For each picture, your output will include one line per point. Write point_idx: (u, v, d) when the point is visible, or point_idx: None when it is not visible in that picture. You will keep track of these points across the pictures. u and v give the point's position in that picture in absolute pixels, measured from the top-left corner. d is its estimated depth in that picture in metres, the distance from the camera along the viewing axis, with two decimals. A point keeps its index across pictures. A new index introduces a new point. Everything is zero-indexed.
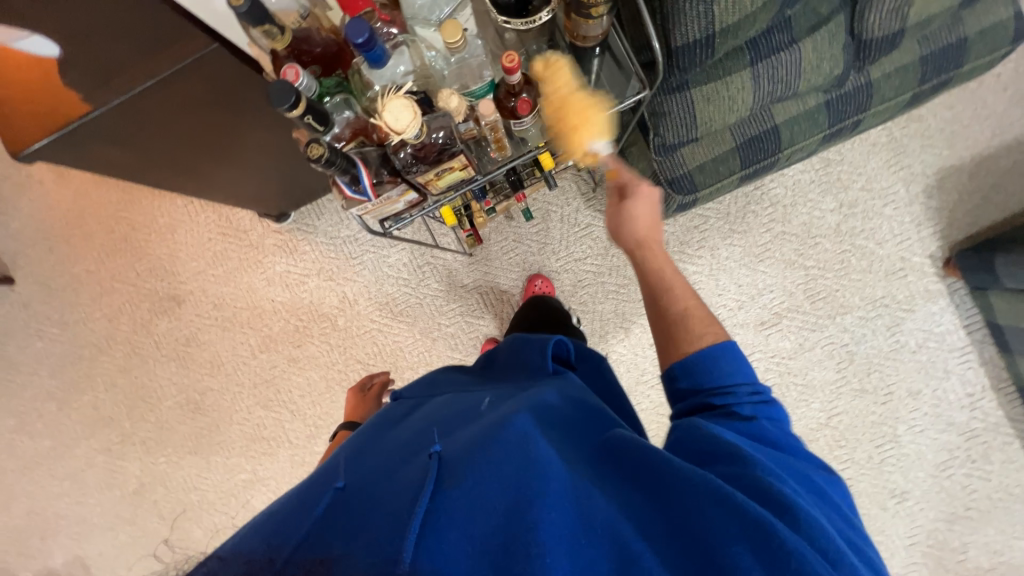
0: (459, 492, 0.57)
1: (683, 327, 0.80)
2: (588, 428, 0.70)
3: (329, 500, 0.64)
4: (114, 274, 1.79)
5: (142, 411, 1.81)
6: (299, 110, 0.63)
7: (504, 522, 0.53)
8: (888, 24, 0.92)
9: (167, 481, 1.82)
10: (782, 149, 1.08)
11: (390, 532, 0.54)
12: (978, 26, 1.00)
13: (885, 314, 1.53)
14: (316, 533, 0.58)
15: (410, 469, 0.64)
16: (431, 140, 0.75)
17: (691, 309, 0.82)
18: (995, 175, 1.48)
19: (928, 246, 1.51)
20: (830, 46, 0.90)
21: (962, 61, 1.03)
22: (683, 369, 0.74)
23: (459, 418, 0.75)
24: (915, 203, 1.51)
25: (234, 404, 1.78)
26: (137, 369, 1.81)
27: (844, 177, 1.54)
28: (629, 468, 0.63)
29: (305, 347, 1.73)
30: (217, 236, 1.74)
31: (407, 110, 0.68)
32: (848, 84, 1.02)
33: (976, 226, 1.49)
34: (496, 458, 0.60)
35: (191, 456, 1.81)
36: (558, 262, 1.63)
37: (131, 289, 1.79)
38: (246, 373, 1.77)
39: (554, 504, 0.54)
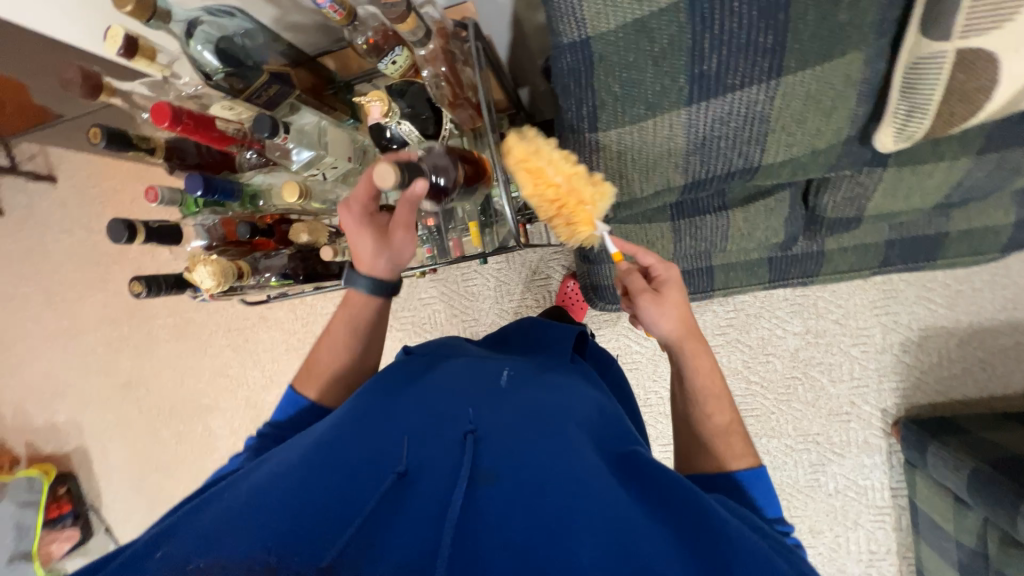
0: (497, 491, 0.46)
1: (711, 440, 0.64)
2: (614, 430, 0.56)
3: (309, 467, 0.49)
4: (16, 185, 1.67)
5: (47, 324, 1.73)
6: (139, 239, 0.61)
7: (541, 547, 0.42)
8: (845, 211, 0.81)
9: (61, 399, 1.75)
10: (716, 288, 1.03)
11: (414, 532, 0.43)
12: (964, 226, 0.89)
13: (812, 451, 1.33)
14: (309, 519, 0.45)
15: (424, 444, 0.50)
16: (260, 278, 0.69)
17: (731, 425, 0.64)
18: (985, 351, 1.21)
19: (883, 399, 1.27)
20: (764, 220, 0.83)
21: (937, 255, 0.94)
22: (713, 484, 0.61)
23: (473, 378, 0.59)
24: (887, 351, 1.25)
25: (121, 351, 1.69)
26: (30, 290, 1.70)
27: (819, 304, 1.28)
28: (665, 491, 0.47)
29: (189, 314, 1.61)
30: (101, 176, 1.56)
31: (213, 279, 0.62)
32: (797, 249, 0.95)
33: (944, 396, 1.24)
34: (538, 464, 0.48)
35: (92, 380, 1.72)
36: (504, 308, 1.31)
37: (29, 207, 1.66)
38: (137, 325, 1.66)
39: (593, 528, 0.43)
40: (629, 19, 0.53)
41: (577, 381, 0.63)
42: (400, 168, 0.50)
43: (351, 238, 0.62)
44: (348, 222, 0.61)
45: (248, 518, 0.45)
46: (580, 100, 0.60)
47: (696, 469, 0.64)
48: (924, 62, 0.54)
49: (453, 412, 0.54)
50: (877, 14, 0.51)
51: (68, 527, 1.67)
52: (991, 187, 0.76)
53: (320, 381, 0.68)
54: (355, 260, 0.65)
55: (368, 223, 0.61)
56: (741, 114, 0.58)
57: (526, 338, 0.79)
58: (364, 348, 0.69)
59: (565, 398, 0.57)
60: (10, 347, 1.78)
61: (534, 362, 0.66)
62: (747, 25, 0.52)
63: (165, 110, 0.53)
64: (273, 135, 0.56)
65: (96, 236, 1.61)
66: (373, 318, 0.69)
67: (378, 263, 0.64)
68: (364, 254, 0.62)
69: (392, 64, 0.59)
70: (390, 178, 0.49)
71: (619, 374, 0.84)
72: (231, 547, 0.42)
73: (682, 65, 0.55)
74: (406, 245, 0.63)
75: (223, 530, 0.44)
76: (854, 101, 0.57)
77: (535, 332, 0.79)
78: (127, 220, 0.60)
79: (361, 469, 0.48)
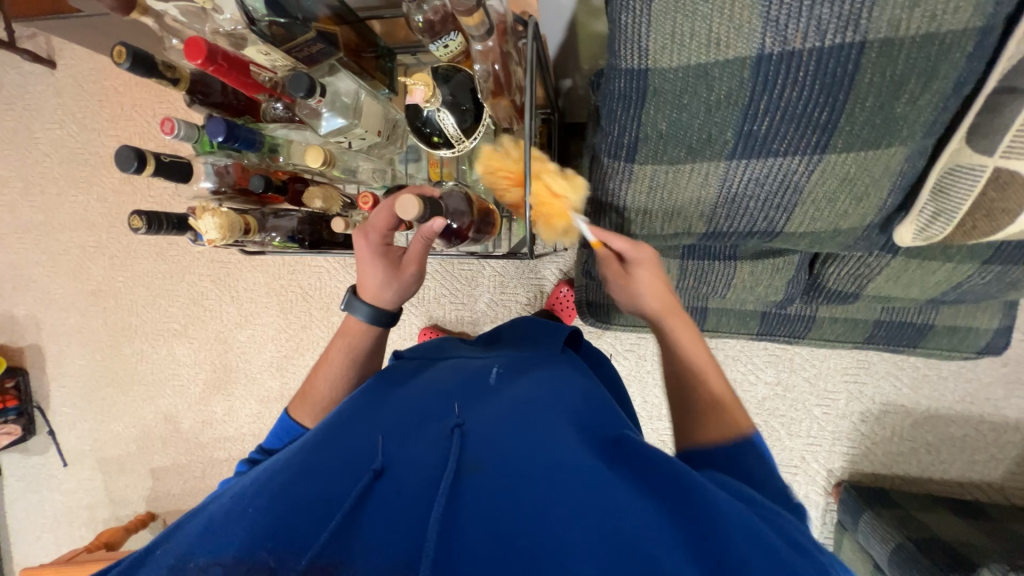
0: (483, 482, 0.46)
1: (707, 413, 0.59)
2: (599, 416, 0.54)
3: (298, 466, 0.48)
4: (10, 60, 1.55)
5: (12, 211, 1.63)
6: (147, 172, 0.58)
7: (528, 540, 0.41)
8: (844, 285, 0.84)
9: (20, 291, 1.68)
10: (705, 327, 1.05)
11: (400, 526, 0.43)
12: (950, 321, 0.92)
13: None
14: (295, 516, 0.44)
15: (409, 442, 0.50)
16: (263, 238, 0.68)
17: (722, 399, 0.60)
18: (936, 437, 1.26)
19: (832, 461, 1.32)
20: (770, 277, 0.84)
21: (917, 342, 0.97)
22: (705, 459, 0.57)
23: (463, 379, 0.59)
24: (846, 418, 1.30)
25: (90, 258, 1.62)
26: (5, 173, 1.61)
27: (795, 360, 1.31)
28: (647, 476, 0.47)
29: (172, 236, 1.55)
30: (106, 73, 1.48)
31: (218, 231, 0.60)
32: (790, 309, 0.97)
33: (888, 469, 1.30)
34: (518, 454, 0.48)
35: (54, 280, 1.65)
36: (492, 300, 1.30)
37: (21, 87, 1.55)
38: (113, 234, 1.59)
39: (580, 518, 0.43)
40: (692, 62, 0.52)
41: (564, 369, 0.62)
42: (424, 203, 0.53)
43: (362, 265, 0.64)
44: (363, 250, 0.63)
45: (236, 517, 0.44)
46: (623, 129, 0.59)
47: (692, 444, 0.59)
48: (963, 170, 0.55)
49: (439, 409, 0.54)
50: (930, 116, 0.51)
51: (10, 422, 1.62)
52: (985, 294, 0.78)
53: (315, 409, 0.66)
54: (360, 288, 0.66)
55: (382, 255, 0.64)
56: (779, 179, 0.58)
57: (517, 336, 0.74)
58: (359, 380, 0.68)
59: (545, 388, 0.56)
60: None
61: (526, 355, 0.65)
62: (807, 97, 0.52)
63: (200, 47, 0.51)
64: (308, 96, 0.54)
65: (88, 134, 1.53)
66: (374, 347, 0.69)
67: (384, 293, 0.65)
68: (372, 283, 0.64)
69: (444, 48, 0.58)
70: (411, 211, 0.52)
71: (612, 372, 0.80)
72: (221, 549, 0.42)
73: (733, 119, 0.55)
74: (413, 281, 0.65)
75: (217, 529, 0.44)
76: (886, 191, 0.58)
77: (529, 330, 0.75)
78: (135, 150, 0.57)
79: (350, 463, 0.48)
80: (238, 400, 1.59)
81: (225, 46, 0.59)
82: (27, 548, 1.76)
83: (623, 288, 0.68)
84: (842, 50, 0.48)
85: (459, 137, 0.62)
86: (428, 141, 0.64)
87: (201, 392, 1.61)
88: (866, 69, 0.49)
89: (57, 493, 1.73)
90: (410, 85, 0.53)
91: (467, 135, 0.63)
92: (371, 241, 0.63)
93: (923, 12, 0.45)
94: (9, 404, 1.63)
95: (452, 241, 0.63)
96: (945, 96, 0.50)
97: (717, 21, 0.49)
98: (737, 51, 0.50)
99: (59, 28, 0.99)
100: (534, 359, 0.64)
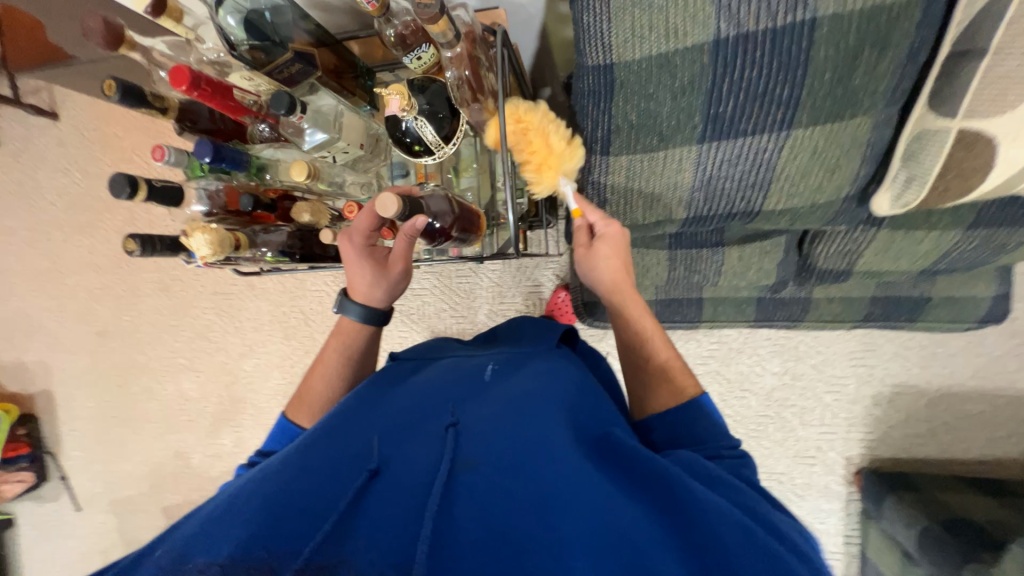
0: (478, 478, 0.45)
1: (659, 381, 0.62)
2: (593, 409, 0.54)
3: (297, 468, 0.48)
4: (13, 115, 1.61)
5: (20, 260, 1.67)
6: (140, 196, 0.61)
7: (523, 534, 0.41)
8: (835, 263, 0.84)
9: (29, 337, 1.71)
10: (703, 318, 1.05)
11: (395, 525, 0.43)
12: (946, 292, 0.92)
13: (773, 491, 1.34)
14: (293, 517, 0.44)
15: (405, 443, 0.50)
16: (254, 254, 0.69)
17: (673, 364, 0.63)
18: (952, 415, 1.24)
19: (849, 448, 1.29)
20: (758, 261, 0.85)
21: (917, 317, 0.97)
22: (663, 422, 0.59)
23: (458, 378, 0.59)
24: (859, 403, 1.27)
25: (96, 299, 1.65)
26: (13, 223, 1.65)
27: (800, 347, 1.29)
28: (644, 474, 0.46)
29: (174, 271, 1.57)
30: (106, 120, 1.53)
31: (209, 247, 0.61)
32: (785, 293, 0.97)
33: (907, 452, 1.27)
34: (514, 450, 0.47)
35: (62, 323, 1.68)
36: (491, 309, 1.30)
37: (25, 140, 1.60)
38: (117, 274, 1.62)
39: (575, 514, 0.42)
40: (653, 53, 0.54)
41: (558, 362, 0.62)
42: (404, 201, 0.55)
43: (350, 267, 0.66)
44: (349, 253, 0.65)
45: (234, 518, 0.44)
46: (597, 123, 0.61)
47: (650, 412, 0.61)
48: (929, 134, 0.56)
49: (437, 408, 0.54)
50: (890, 84, 0.52)
51: (23, 469, 1.62)
52: (977, 261, 0.78)
53: (314, 409, 0.67)
54: (351, 289, 0.68)
55: (368, 256, 0.66)
56: (749, 159, 0.60)
57: (512, 334, 0.75)
58: (356, 380, 0.70)
59: (541, 383, 0.56)
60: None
61: (519, 351, 0.65)
62: (766, 75, 0.53)
63: (184, 74, 0.53)
64: (289, 113, 0.56)
65: (91, 180, 1.58)
66: (371, 346, 0.72)
67: (374, 293, 0.67)
68: (362, 283, 0.67)
69: (418, 60, 0.61)
70: (392, 208, 0.53)
71: (608, 371, 0.79)
72: (217, 549, 0.42)
73: (698, 104, 0.57)
74: (401, 278, 0.67)
75: (212, 530, 0.44)
76: (858, 162, 0.59)
77: (524, 328, 0.75)
78: (128, 176, 0.60)
79: (345, 466, 0.48)
80: (246, 430, 1.59)
81: (210, 74, 0.63)
82: None
83: (584, 262, 0.67)
84: (793, 30, 0.50)
85: (439, 144, 0.65)
86: (410, 150, 0.66)
87: (209, 425, 1.62)
88: (819, 47, 0.51)
89: (71, 539, 1.72)
90: (384, 95, 0.55)
91: (447, 141, 0.65)
92: (353, 247, 0.65)
93: None
94: (21, 451, 1.64)
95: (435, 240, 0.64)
96: (901, 64, 0.51)
97: (672, 12, 0.51)
98: (694, 38, 0.52)
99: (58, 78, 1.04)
100: (529, 354, 0.64)
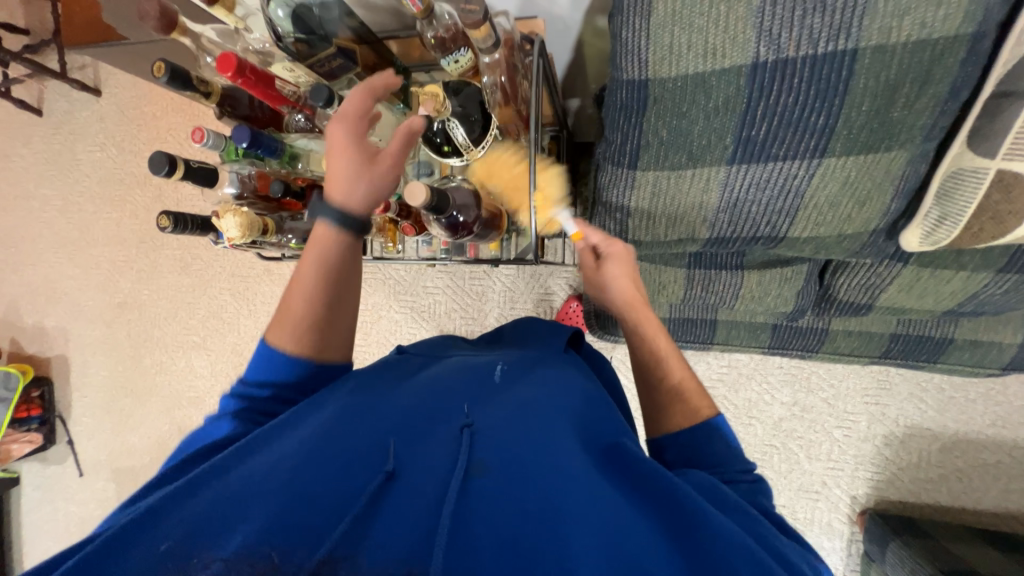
0: (492, 483, 0.44)
1: (673, 401, 0.61)
2: (601, 420, 0.53)
3: (306, 456, 0.47)
4: (57, 89, 1.67)
5: (50, 228, 1.72)
6: (177, 175, 0.63)
7: (536, 544, 0.40)
8: (856, 296, 0.83)
9: (51, 302, 1.76)
10: (715, 340, 1.04)
11: (406, 525, 0.42)
12: (970, 335, 0.90)
13: None
14: (303, 508, 0.43)
15: (417, 441, 0.49)
16: (279, 238, 0.72)
17: (685, 383, 0.62)
18: (967, 463, 1.20)
19: (855, 486, 1.25)
20: (777, 288, 0.83)
21: (937, 358, 0.94)
22: (674, 442, 0.58)
23: (467, 379, 0.58)
24: (870, 441, 1.24)
25: (119, 272, 1.69)
26: (48, 192, 1.71)
27: (812, 379, 1.27)
28: (655, 492, 0.45)
29: (195, 250, 1.61)
30: (145, 100, 1.58)
31: (238, 230, 0.63)
32: (802, 322, 0.96)
33: (916, 497, 1.23)
34: (527, 457, 0.46)
35: (83, 291, 1.73)
36: (501, 312, 1.30)
37: (67, 113, 1.66)
38: (142, 249, 1.66)
39: (587, 528, 0.41)
40: (690, 71, 0.54)
41: (566, 371, 0.61)
42: (431, 191, 0.55)
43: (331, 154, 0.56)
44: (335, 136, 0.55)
45: (243, 508, 0.43)
46: (626, 135, 0.61)
47: (661, 431, 0.61)
48: (968, 172, 0.55)
49: (448, 408, 0.53)
50: (929, 120, 0.52)
51: (32, 430, 1.68)
52: (1004, 306, 0.76)
53: (292, 328, 0.58)
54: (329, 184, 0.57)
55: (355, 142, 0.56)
56: (779, 184, 0.59)
57: (521, 335, 0.75)
58: (336, 301, 0.59)
59: (552, 390, 0.56)
60: (13, 244, 1.77)
61: (528, 355, 0.65)
62: (803, 103, 0.53)
63: (231, 61, 0.55)
64: (327, 106, 0.58)
65: (125, 157, 1.63)
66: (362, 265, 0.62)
67: (352, 189, 0.56)
68: (339, 173, 0.55)
69: (455, 63, 0.62)
70: (420, 197, 0.54)
71: (612, 375, 0.77)
72: (224, 544, 0.41)
73: (731, 125, 0.56)
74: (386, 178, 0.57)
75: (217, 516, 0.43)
76: (889, 196, 0.58)
77: (535, 329, 0.75)
78: (168, 155, 0.62)
79: (353, 458, 0.47)
80: None
81: (253, 62, 0.65)
82: (38, 560, 1.77)
83: (596, 282, 0.71)
84: (835, 58, 0.50)
85: (468, 147, 0.66)
86: (439, 150, 0.67)
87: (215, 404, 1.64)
88: (859, 77, 0.50)
89: (71, 503, 1.76)
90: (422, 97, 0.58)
91: (477, 145, 0.67)
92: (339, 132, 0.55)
93: (914, 19, 0.47)
94: (33, 412, 1.68)
95: (457, 236, 0.64)
96: (942, 101, 0.51)
97: (713, 33, 0.52)
98: (733, 60, 0.53)
99: (106, 57, 1.07)
100: (537, 358, 0.63)
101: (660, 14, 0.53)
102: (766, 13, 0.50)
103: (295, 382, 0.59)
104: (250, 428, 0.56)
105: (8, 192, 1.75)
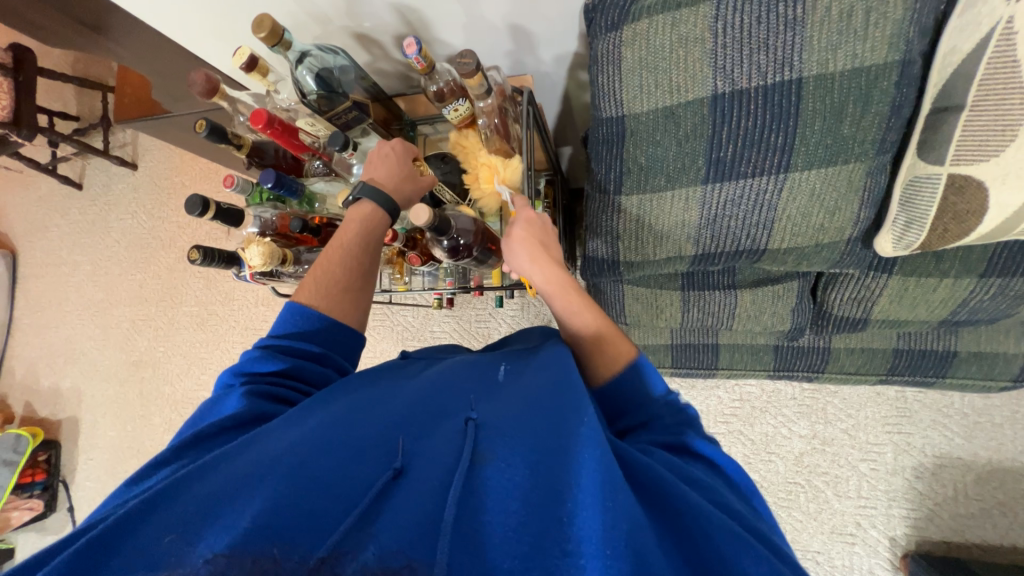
0: (496, 472, 0.42)
1: (595, 354, 0.61)
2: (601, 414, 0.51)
3: (309, 448, 0.45)
4: (96, 165, 1.84)
5: (77, 290, 1.82)
6: (208, 214, 0.70)
7: (543, 533, 0.38)
8: (850, 310, 0.84)
9: (69, 363, 1.81)
10: (720, 366, 1.05)
11: (409, 518, 0.39)
12: (974, 348, 0.90)
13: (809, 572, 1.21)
14: (307, 500, 0.41)
15: (423, 435, 0.47)
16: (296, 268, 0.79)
17: (603, 335, 0.62)
18: (1007, 494, 1.13)
19: (892, 526, 1.17)
20: (771, 305, 0.86)
21: (945, 372, 0.94)
22: (603, 391, 0.58)
23: (473, 375, 0.56)
24: (899, 475, 1.18)
25: (137, 330, 1.76)
26: (78, 258, 1.83)
27: (829, 409, 1.23)
28: (649, 488, 0.43)
29: (212, 306, 1.67)
30: (176, 171, 1.74)
31: (260, 258, 0.70)
32: (803, 342, 0.97)
33: (960, 535, 1.14)
34: (530, 445, 0.44)
35: (102, 349, 1.79)
36: None
37: (105, 186, 1.82)
38: (161, 307, 1.74)
39: (592, 505, 0.39)
40: (660, 105, 0.62)
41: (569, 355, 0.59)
42: (433, 212, 0.61)
43: (388, 160, 0.69)
44: (398, 149, 0.69)
45: (246, 491, 0.42)
46: (610, 166, 0.69)
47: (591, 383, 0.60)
48: (922, 180, 0.60)
49: (454, 406, 0.51)
50: (878, 134, 0.58)
51: (34, 496, 1.66)
52: (997, 313, 0.77)
53: (319, 283, 0.64)
54: (378, 180, 0.68)
55: (410, 157, 0.70)
56: (753, 199, 0.65)
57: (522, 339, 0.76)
58: (363, 266, 0.66)
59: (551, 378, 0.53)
60: (41, 308, 1.86)
61: (530, 354, 0.63)
62: (762, 124, 0.60)
63: (262, 115, 0.63)
64: (343, 149, 0.65)
65: (154, 222, 1.76)
66: (384, 235, 0.69)
67: (404, 187, 0.69)
68: (395, 177, 0.68)
69: (455, 111, 0.70)
70: (424, 218, 0.60)
71: None
72: (215, 538, 0.39)
73: (702, 149, 0.63)
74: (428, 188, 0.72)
75: (213, 509, 0.41)
76: (857, 206, 0.63)
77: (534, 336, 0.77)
78: (202, 197, 0.69)
79: (354, 451, 0.45)
80: None
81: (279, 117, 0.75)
82: None
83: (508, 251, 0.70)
84: (783, 86, 0.57)
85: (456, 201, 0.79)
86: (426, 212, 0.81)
87: None
88: (808, 100, 0.57)
89: None
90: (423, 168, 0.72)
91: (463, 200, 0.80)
92: (399, 148, 0.70)
93: (846, 52, 0.54)
94: (38, 477, 1.68)
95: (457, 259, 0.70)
96: (886, 118, 0.57)
97: (677, 73, 0.60)
98: (695, 94, 0.60)
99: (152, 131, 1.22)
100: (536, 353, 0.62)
101: (630, 61, 0.62)
102: (718, 54, 0.58)
103: (310, 333, 0.61)
104: (256, 396, 0.55)
105: (41, 260, 1.87)
